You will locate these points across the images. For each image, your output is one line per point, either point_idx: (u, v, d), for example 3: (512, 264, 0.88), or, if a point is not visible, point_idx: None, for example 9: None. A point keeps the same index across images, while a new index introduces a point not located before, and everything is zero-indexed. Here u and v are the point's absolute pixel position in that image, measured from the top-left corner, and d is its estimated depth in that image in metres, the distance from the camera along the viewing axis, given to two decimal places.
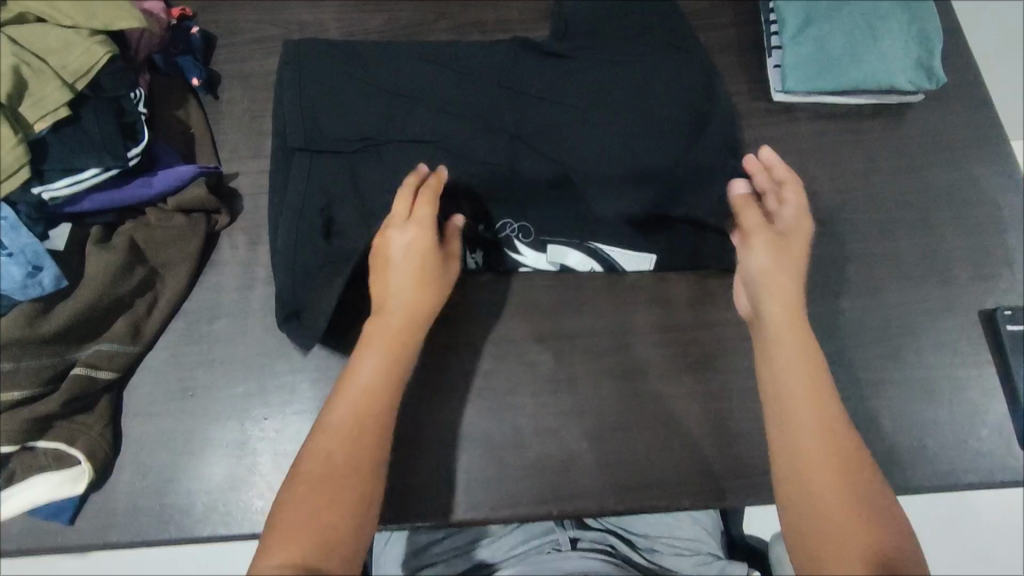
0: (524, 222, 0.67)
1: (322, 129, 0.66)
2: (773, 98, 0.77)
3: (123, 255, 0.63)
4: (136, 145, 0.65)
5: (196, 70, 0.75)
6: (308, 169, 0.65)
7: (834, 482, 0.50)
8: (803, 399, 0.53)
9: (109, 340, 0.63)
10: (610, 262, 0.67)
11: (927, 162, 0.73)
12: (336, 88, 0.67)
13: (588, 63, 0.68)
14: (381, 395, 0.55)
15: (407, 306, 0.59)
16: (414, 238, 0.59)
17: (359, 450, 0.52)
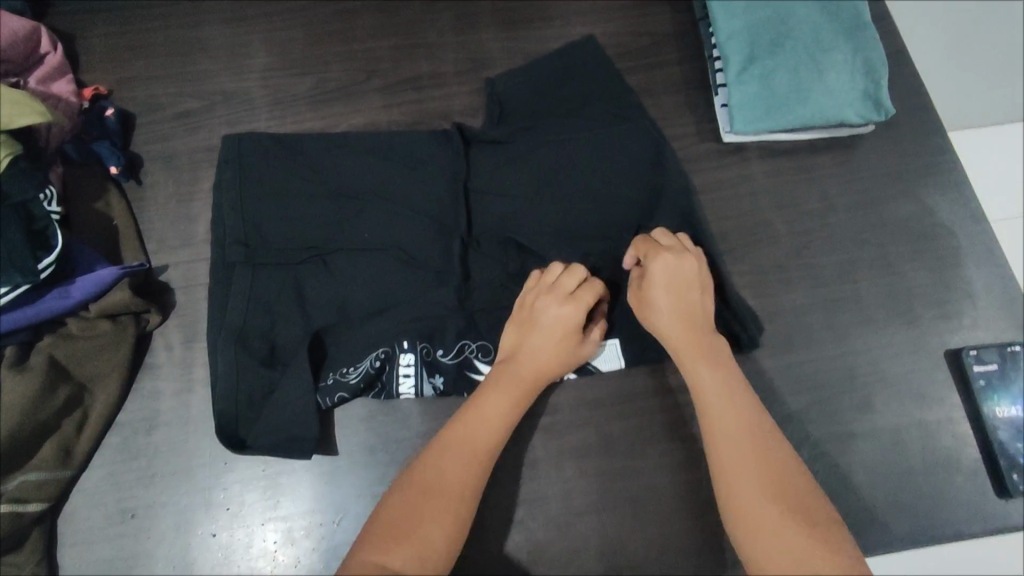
0: (482, 341, 0.63)
1: (266, 237, 0.64)
2: (723, 138, 0.74)
3: (43, 376, 0.59)
4: (48, 254, 0.61)
5: (114, 157, 0.71)
6: (250, 284, 0.62)
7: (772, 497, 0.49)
8: (731, 419, 0.53)
9: (35, 469, 0.59)
10: (585, 365, 0.63)
11: (883, 197, 0.71)
12: (281, 190, 0.66)
13: (531, 144, 0.68)
14: (495, 439, 0.54)
15: (540, 370, 0.58)
16: (570, 308, 0.59)
17: (466, 487, 0.51)
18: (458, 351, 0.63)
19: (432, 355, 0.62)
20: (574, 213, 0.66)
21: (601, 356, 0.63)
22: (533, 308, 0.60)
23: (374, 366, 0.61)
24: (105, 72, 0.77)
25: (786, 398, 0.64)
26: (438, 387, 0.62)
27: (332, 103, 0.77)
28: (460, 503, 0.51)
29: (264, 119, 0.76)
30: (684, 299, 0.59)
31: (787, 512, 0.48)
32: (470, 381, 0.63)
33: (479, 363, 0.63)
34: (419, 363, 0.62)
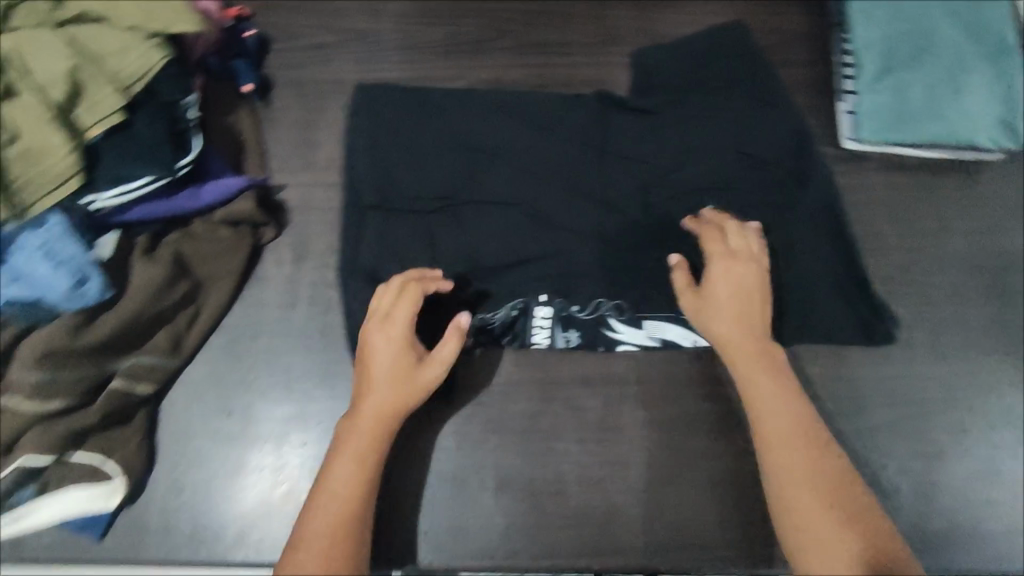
0: (619, 300, 0.65)
1: (399, 186, 0.68)
2: (842, 144, 0.74)
3: (167, 268, 0.62)
4: (187, 154, 0.63)
5: (249, 75, 0.73)
6: (382, 228, 0.66)
7: (817, 493, 0.51)
8: (780, 418, 0.54)
9: (148, 354, 0.61)
10: None
11: (1002, 227, 0.70)
12: (413, 140, 0.69)
13: (660, 129, 0.70)
14: (376, 439, 0.55)
15: (393, 379, 0.56)
16: (392, 335, 0.57)
17: (356, 488, 0.53)
18: (593, 309, 0.65)
19: (568, 311, 0.64)
20: (690, 193, 0.68)
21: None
22: (388, 346, 0.57)
23: (511, 314, 0.64)
24: None
25: (879, 408, 0.63)
26: (570, 342, 0.64)
27: (461, 56, 0.78)
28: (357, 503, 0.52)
29: (393, 61, 0.78)
30: (748, 286, 0.60)
31: (831, 504, 0.50)
32: (603, 336, 0.64)
33: (615, 321, 0.64)
34: (555, 319, 0.64)
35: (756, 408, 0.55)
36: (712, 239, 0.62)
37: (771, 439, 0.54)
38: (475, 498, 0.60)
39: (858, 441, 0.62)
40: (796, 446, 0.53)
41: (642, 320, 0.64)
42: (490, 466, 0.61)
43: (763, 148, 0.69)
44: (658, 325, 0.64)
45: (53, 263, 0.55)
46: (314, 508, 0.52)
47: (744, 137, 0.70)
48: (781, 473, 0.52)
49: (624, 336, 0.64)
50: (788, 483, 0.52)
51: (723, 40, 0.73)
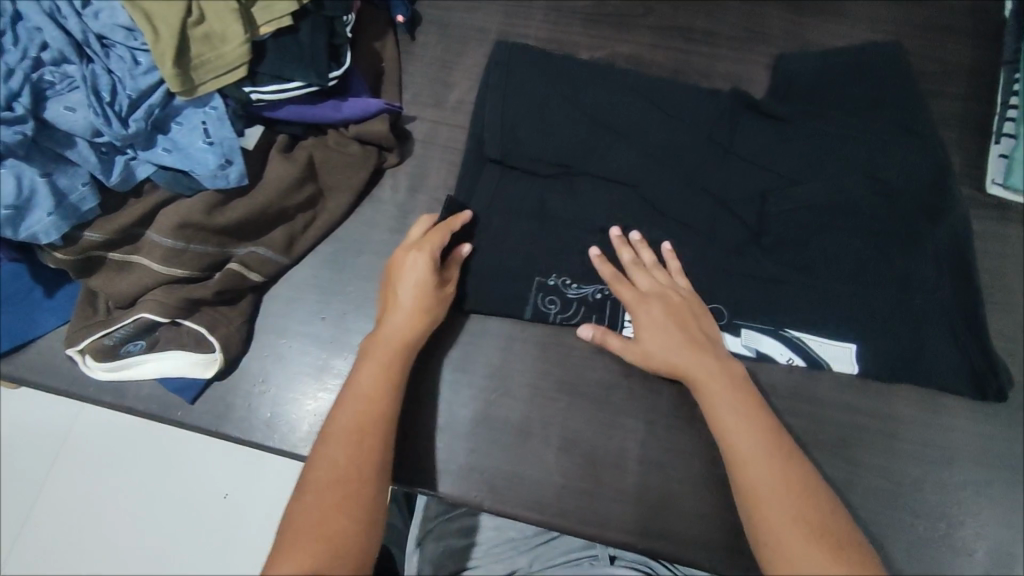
0: (717, 304, 0.62)
1: (521, 145, 0.67)
2: (988, 188, 0.70)
3: (301, 168, 0.65)
4: (338, 68, 0.66)
5: (402, 7, 0.75)
6: (497, 183, 0.67)
7: (797, 519, 0.47)
8: (751, 434, 0.51)
9: (265, 246, 0.66)
10: (818, 359, 0.61)
11: None
12: (543, 103, 0.68)
13: (803, 130, 0.66)
14: (381, 403, 0.54)
15: (416, 313, 0.59)
16: (422, 258, 0.60)
17: (362, 451, 0.51)
18: None
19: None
20: (821, 206, 0.63)
21: (832, 355, 0.61)
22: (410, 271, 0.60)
23: (596, 296, 0.64)
24: None
25: (969, 464, 0.60)
26: None
27: (604, 26, 0.79)
28: (363, 476, 0.50)
29: (538, 19, 0.79)
30: (687, 323, 0.58)
31: (821, 539, 0.46)
32: None
33: None
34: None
35: (727, 427, 0.52)
36: (620, 283, 0.60)
37: (747, 464, 0.50)
38: (536, 450, 0.61)
39: (939, 490, 0.59)
40: (773, 465, 0.49)
41: (739, 328, 0.62)
42: (556, 423, 0.62)
43: (909, 172, 0.64)
44: (755, 337, 0.62)
45: (209, 142, 0.60)
46: (313, 476, 0.50)
47: (897, 151, 0.64)
48: (756, 492, 0.48)
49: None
50: (762, 499, 0.48)
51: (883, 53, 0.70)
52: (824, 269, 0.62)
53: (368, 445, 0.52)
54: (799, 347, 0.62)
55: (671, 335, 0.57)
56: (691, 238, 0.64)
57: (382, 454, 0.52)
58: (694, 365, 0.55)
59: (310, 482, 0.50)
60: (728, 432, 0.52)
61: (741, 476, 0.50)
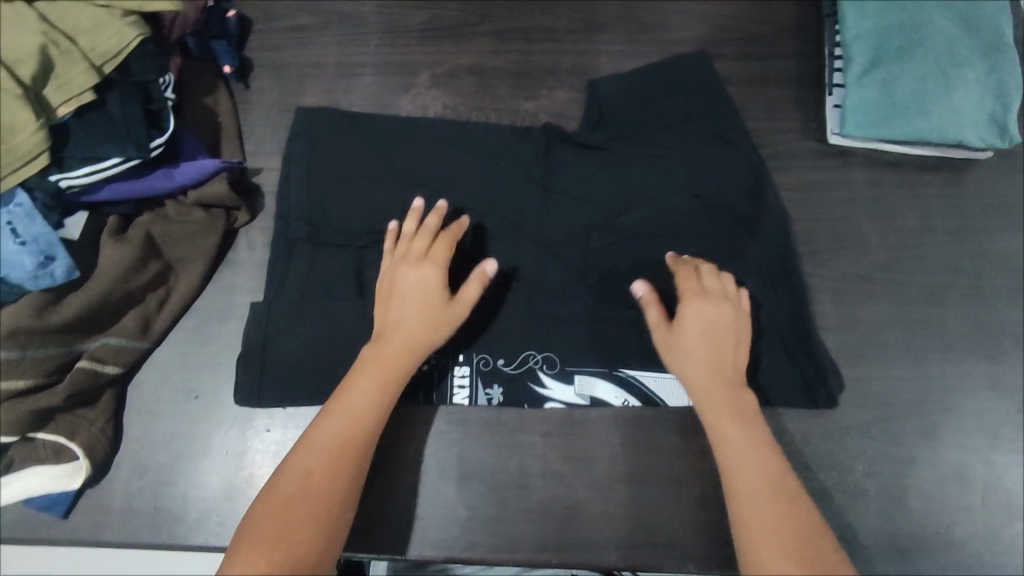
0: (548, 352, 0.64)
1: (330, 217, 0.68)
2: (829, 139, 0.72)
3: (139, 248, 0.61)
4: (160, 134, 0.63)
5: (229, 56, 0.73)
6: (310, 263, 0.66)
7: (788, 549, 0.48)
8: (747, 463, 0.53)
9: (117, 334, 0.61)
10: (654, 398, 0.63)
11: (985, 226, 0.69)
12: (351, 169, 0.69)
13: (620, 156, 0.71)
14: (369, 423, 0.54)
15: (417, 319, 0.58)
16: (422, 276, 0.59)
17: (338, 472, 0.52)
18: (521, 361, 0.64)
19: (494, 366, 0.63)
20: (654, 224, 0.69)
21: (669, 391, 0.63)
22: (392, 281, 0.60)
23: (423, 367, 0.63)
24: None
25: (850, 410, 0.63)
26: (495, 398, 0.63)
27: (441, 41, 0.77)
28: (329, 495, 0.51)
29: (373, 44, 0.77)
30: (715, 325, 0.58)
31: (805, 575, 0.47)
32: (531, 392, 0.63)
33: (543, 375, 0.63)
34: (473, 375, 0.63)
35: (726, 452, 0.54)
36: (687, 275, 0.61)
37: (743, 489, 0.52)
38: (435, 487, 0.61)
39: (825, 442, 0.62)
40: (774, 504, 0.51)
41: (572, 374, 0.64)
42: (451, 456, 0.62)
43: (728, 175, 0.69)
44: (589, 382, 0.63)
45: (19, 243, 0.55)
46: (276, 488, 0.51)
47: (725, 161, 0.70)
48: (752, 537, 0.49)
49: (553, 391, 0.63)
50: (755, 527, 0.50)
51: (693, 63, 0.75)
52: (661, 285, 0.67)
53: (340, 467, 0.52)
54: (633, 387, 0.63)
55: (696, 332, 0.58)
56: (544, 264, 0.67)
57: (355, 473, 0.53)
58: (691, 361, 0.57)
59: (277, 486, 0.51)
60: (730, 452, 0.54)
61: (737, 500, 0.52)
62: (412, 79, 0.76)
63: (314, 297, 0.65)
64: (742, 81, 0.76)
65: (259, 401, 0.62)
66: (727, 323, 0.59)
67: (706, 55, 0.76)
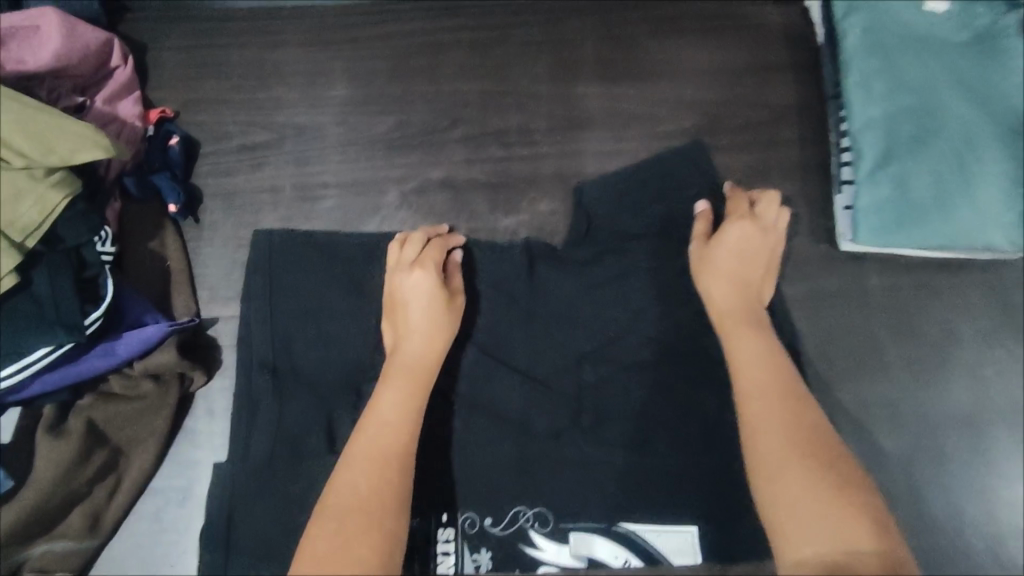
0: (540, 507, 0.57)
1: (296, 357, 0.61)
2: (840, 245, 0.66)
3: (80, 440, 0.55)
4: (97, 307, 0.56)
5: (173, 192, 0.66)
6: (277, 414, 0.58)
7: (797, 451, 0.45)
8: (764, 384, 0.50)
9: (62, 538, 0.55)
10: (657, 556, 0.57)
11: (1008, 337, 0.64)
12: (318, 299, 0.63)
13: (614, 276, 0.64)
14: (404, 429, 0.50)
15: (432, 321, 0.57)
16: (421, 279, 0.58)
17: (387, 459, 0.48)
18: (510, 520, 0.57)
19: (481, 527, 0.57)
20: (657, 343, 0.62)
21: (673, 547, 0.57)
22: (399, 286, 0.59)
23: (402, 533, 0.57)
24: (176, 91, 0.73)
25: None
26: (481, 564, 0.57)
27: (408, 151, 0.71)
28: (382, 496, 0.46)
29: (335, 161, 0.71)
30: (751, 259, 0.59)
31: (809, 465, 0.44)
32: (523, 556, 0.57)
33: (535, 535, 0.57)
34: (458, 540, 0.57)
35: (743, 380, 0.51)
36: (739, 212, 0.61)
37: (760, 397, 0.49)
38: None
39: None
40: (783, 403, 0.48)
41: (567, 532, 0.57)
42: None
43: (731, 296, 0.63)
44: (587, 541, 0.57)
45: None
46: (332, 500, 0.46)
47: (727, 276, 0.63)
48: (757, 431, 0.47)
49: (546, 553, 0.57)
50: (761, 429, 0.47)
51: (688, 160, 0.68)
52: (671, 414, 0.59)
53: (388, 458, 0.48)
54: (634, 544, 0.57)
55: (725, 254, 0.59)
56: (536, 402, 0.60)
57: (402, 475, 0.48)
58: (716, 289, 0.58)
59: (329, 501, 0.46)
60: (739, 362, 0.52)
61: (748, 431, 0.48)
62: (380, 198, 0.70)
63: (283, 458, 0.57)
64: (739, 178, 0.69)
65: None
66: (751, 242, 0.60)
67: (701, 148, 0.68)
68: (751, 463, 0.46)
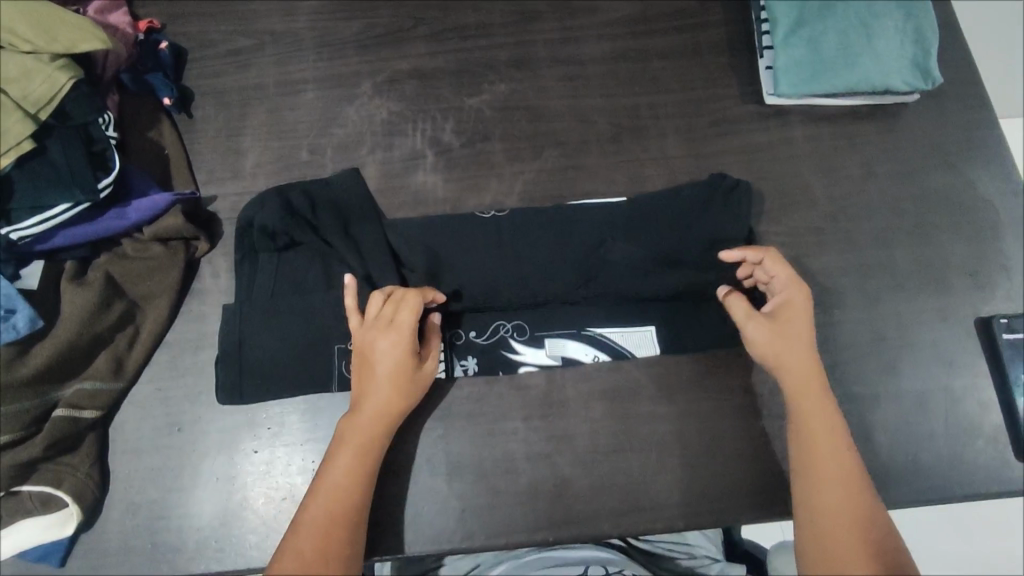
0: (517, 320, 0.66)
1: (297, 215, 0.68)
2: (765, 100, 0.74)
3: (100, 290, 0.62)
4: (107, 174, 0.63)
5: (167, 88, 0.73)
6: (278, 262, 0.67)
7: (844, 509, 0.53)
8: (821, 433, 0.57)
9: (90, 378, 0.62)
10: (620, 350, 0.65)
11: (923, 167, 0.71)
12: (327, 179, 0.71)
13: (566, 138, 0.73)
14: (357, 493, 0.55)
15: (393, 389, 0.59)
16: (396, 341, 0.59)
17: (337, 519, 0.54)
18: (492, 332, 0.66)
19: (467, 339, 0.66)
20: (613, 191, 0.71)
21: (634, 342, 0.66)
22: (364, 346, 0.59)
23: None
24: (158, 5, 0.79)
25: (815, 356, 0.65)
26: (469, 369, 0.65)
27: (378, 48, 0.77)
28: (327, 573, 0.51)
29: (310, 60, 0.77)
30: (795, 336, 0.60)
31: (853, 523, 0.53)
32: (504, 360, 0.65)
33: (514, 342, 0.66)
34: (447, 350, 0.65)
35: (803, 420, 0.57)
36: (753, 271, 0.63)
37: (812, 455, 0.56)
38: (421, 485, 0.62)
39: None
40: (843, 463, 0.55)
41: (542, 338, 0.66)
42: (434, 451, 0.63)
43: (668, 148, 0.73)
44: (559, 343, 0.66)
45: None
46: (287, 549, 0.52)
47: (661, 132, 0.73)
48: (817, 485, 0.55)
49: (526, 356, 0.65)
50: (817, 486, 0.55)
51: (627, 42, 0.77)
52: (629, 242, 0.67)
53: (332, 548, 0.52)
54: (601, 343, 0.66)
55: (776, 330, 0.60)
56: (511, 240, 0.68)
57: (352, 529, 0.54)
58: (786, 364, 0.59)
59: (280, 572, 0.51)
60: (803, 423, 0.57)
61: (804, 473, 0.56)
62: (354, 89, 0.75)
63: (284, 294, 0.66)
64: (679, 53, 0.76)
65: (243, 396, 0.64)
66: (797, 308, 0.61)
67: (640, 31, 0.77)
68: (801, 520, 0.55)
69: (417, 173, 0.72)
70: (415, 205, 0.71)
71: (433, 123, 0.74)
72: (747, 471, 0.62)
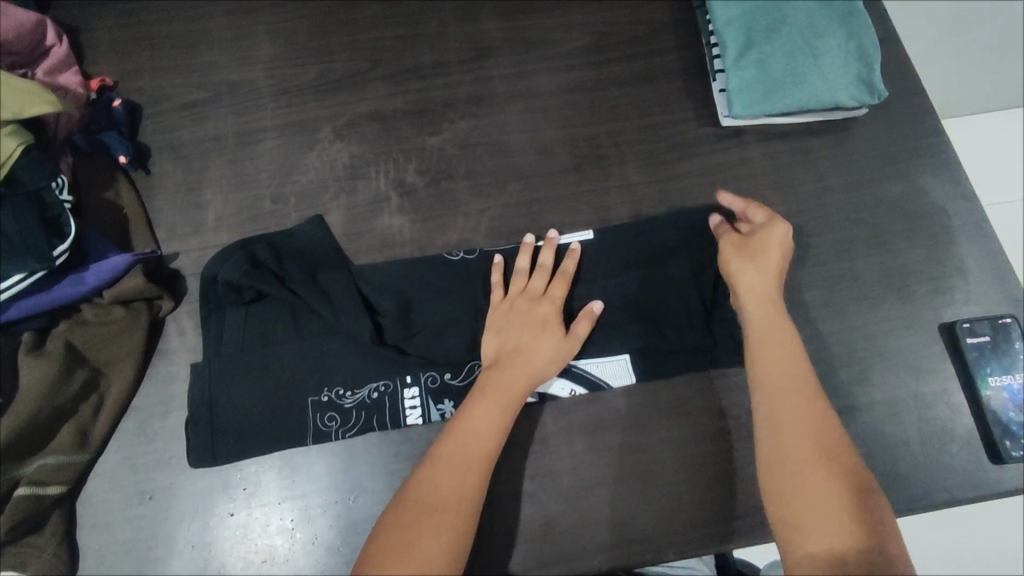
0: None
1: (264, 267, 0.67)
2: (721, 122, 0.76)
3: (60, 360, 0.61)
4: (63, 240, 0.61)
5: (122, 147, 0.72)
6: (244, 317, 0.66)
7: (814, 457, 0.54)
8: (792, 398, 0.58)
9: (54, 453, 0.60)
10: (596, 381, 0.65)
11: (877, 178, 0.73)
12: (292, 232, 0.70)
13: (529, 171, 0.74)
14: (485, 446, 0.57)
15: (542, 348, 0.62)
16: (547, 308, 0.64)
17: (471, 461, 0.56)
18: (468, 373, 0.65)
19: (442, 381, 0.64)
20: (576, 222, 0.72)
21: (610, 372, 0.65)
22: (509, 314, 0.64)
23: (372, 396, 0.64)
24: (111, 62, 0.78)
25: None
26: (446, 413, 0.64)
27: (336, 93, 0.77)
28: (454, 508, 0.54)
29: (269, 108, 0.76)
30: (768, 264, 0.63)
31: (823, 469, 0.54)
32: None
33: None
34: (424, 395, 0.64)
35: (761, 368, 0.59)
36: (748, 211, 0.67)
37: (776, 404, 0.57)
38: None
39: None
40: (806, 413, 0.57)
41: None
42: None
43: (631, 175, 0.73)
44: None
45: None
46: (422, 477, 0.55)
47: (623, 158, 0.74)
48: (781, 431, 0.56)
49: None
50: (783, 435, 0.56)
51: (585, 72, 0.78)
52: (595, 276, 0.69)
53: (464, 486, 0.55)
54: (577, 376, 0.65)
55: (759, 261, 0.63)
56: (480, 280, 0.68)
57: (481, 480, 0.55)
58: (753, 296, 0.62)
59: (406, 503, 0.54)
60: (764, 372, 0.59)
61: (767, 415, 0.57)
62: (315, 135, 0.75)
63: (254, 349, 0.65)
64: (634, 80, 0.78)
65: (216, 457, 0.62)
66: (775, 240, 0.64)
67: (596, 61, 0.78)
68: (769, 469, 0.55)
69: (382, 216, 0.72)
70: (382, 247, 0.71)
71: (397, 164, 0.74)
72: (732, 494, 0.62)
